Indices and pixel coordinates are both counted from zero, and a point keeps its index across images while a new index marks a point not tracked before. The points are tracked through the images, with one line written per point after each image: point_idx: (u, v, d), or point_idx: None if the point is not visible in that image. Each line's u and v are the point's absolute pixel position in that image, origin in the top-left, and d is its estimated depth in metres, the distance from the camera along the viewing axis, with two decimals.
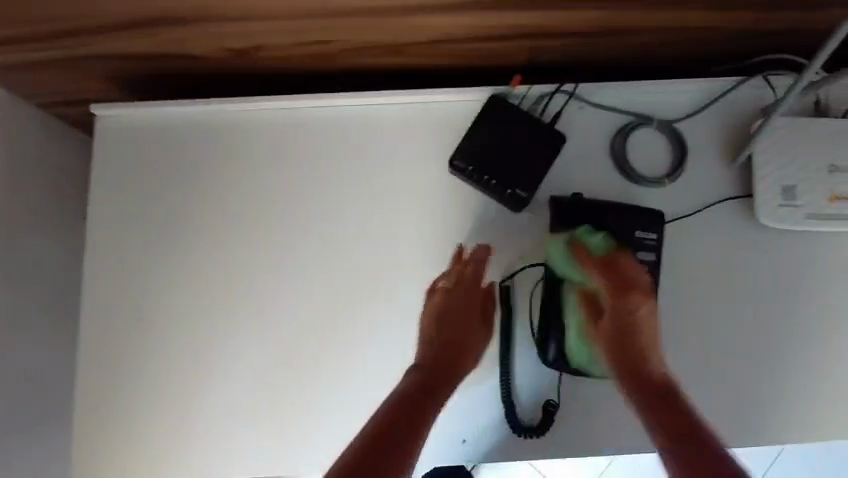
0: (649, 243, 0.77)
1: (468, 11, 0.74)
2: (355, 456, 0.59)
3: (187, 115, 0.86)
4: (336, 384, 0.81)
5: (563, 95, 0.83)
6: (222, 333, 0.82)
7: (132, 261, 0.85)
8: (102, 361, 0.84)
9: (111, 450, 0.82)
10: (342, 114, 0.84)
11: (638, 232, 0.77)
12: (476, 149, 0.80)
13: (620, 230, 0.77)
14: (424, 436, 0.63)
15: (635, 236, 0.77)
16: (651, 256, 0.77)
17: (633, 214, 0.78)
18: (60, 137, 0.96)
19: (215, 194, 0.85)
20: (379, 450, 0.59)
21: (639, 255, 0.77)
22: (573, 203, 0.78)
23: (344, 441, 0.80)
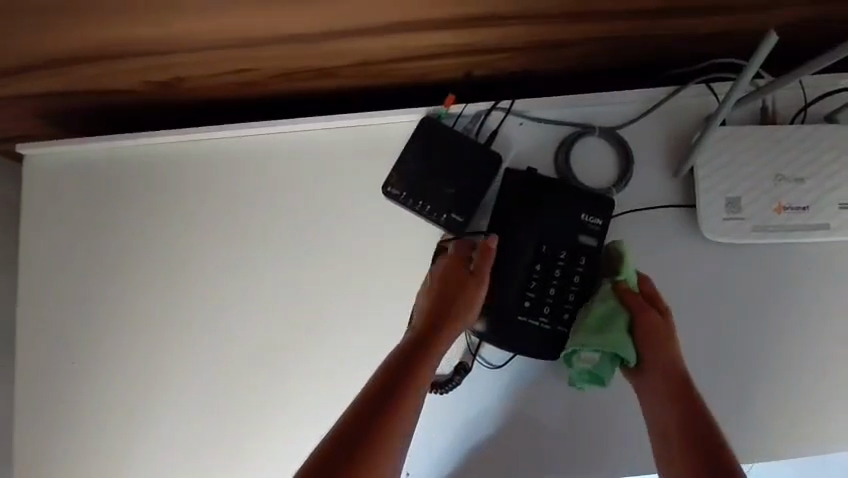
0: (593, 228, 0.75)
1: (395, 32, 0.72)
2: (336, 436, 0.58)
3: (118, 149, 0.84)
4: (285, 415, 0.80)
5: (500, 113, 0.80)
6: (166, 368, 0.81)
7: (71, 299, 0.84)
8: (48, 402, 0.82)
9: None
10: (276, 140, 0.82)
11: (582, 215, 0.75)
12: (408, 174, 0.78)
13: (564, 214, 0.75)
14: (409, 400, 0.62)
15: (579, 219, 0.75)
16: (593, 241, 0.76)
17: (578, 194, 0.76)
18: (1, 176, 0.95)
19: (153, 227, 0.83)
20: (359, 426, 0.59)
21: (581, 238, 0.75)
22: (520, 179, 0.76)
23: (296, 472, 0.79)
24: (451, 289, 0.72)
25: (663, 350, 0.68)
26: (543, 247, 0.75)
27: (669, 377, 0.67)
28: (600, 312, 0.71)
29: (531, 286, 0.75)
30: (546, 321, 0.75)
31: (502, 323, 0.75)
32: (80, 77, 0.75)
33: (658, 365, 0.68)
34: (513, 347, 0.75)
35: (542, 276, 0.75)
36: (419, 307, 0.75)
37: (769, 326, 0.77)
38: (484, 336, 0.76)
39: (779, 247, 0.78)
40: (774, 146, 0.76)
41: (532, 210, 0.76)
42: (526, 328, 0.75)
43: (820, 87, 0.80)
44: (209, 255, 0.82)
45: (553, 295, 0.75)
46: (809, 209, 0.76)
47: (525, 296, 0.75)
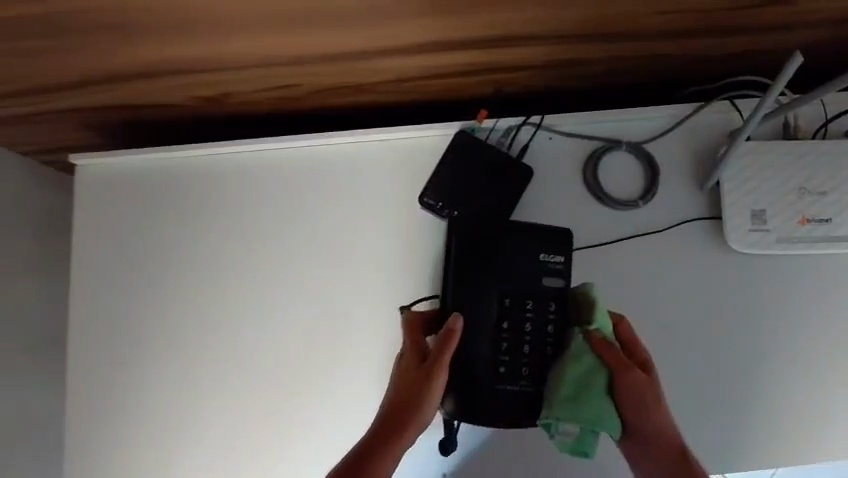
0: (555, 267, 0.71)
1: (432, 51, 0.75)
2: None
3: (169, 162, 0.88)
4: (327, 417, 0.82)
5: (531, 127, 0.83)
6: (206, 370, 0.84)
7: (114, 304, 0.87)
8: (96, 404, 0.85)
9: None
10: (319, 153, 0.86)
11: (542, 255, 0.71)
12: (443, 185, 0.81)
13: (523, 261, 0.70)
14: None
15: (540, 260, 0.71)
16: (558, 281, 0.71)
17: (535, 235, 0.72)
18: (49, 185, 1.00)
19: (201, 237, 0.87)
20: None
21: (546, 282, 0.70)
22: (474, 227, 0.71)
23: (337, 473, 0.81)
24: (409, 385, 0.66)
25: (646, 416, 0.62)
26: (505, 301, 0.70)
27: (661, 442, 0.62)
28: (575, 373, 0.64)
29: (503, 350, 0.69)
30: (527, 384, 0.68)
31: (484, 394, 0.68)
32: (129, 93, 0.79)
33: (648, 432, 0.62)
34: (503, 419, 0.68)
35: (513, 333, 0.69)
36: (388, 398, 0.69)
37: (793, 335, 0.79)
38: (464, 413, 0.68)
39: (803, 258, 0.80)
40: (797, 160, 0.79)
41: (493, 261, 0.70)
42: (509, 393, 0.68)
43: (839, 104, 0.83)
44: (248, 261, 0.86)
45: (529, 354, 0.69)
46: (833, 222, 0.78)
47: (500, 360, 0.69)
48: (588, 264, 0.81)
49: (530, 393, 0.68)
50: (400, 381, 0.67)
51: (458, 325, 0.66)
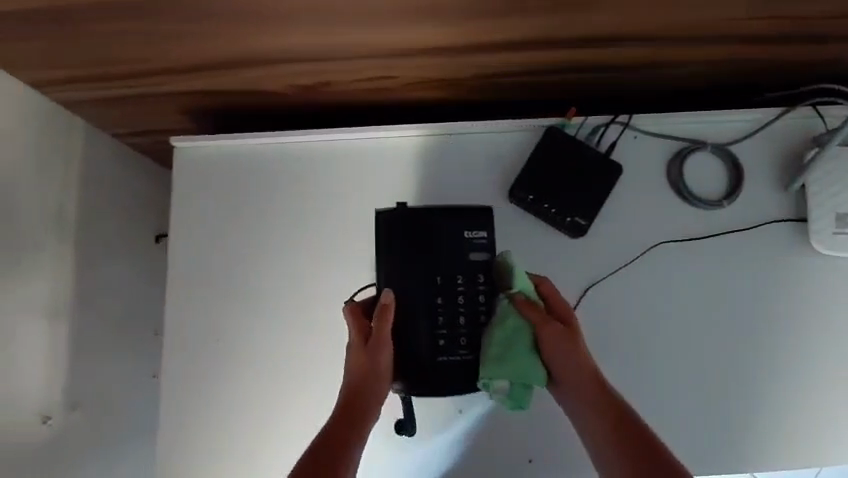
0: (480, 242, 0.76)
1: (532, 50, 0.77)
2: None
3: (262, 147, 0.89)
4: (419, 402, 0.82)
5: (619, 126, 0.85)
6: (303, 357, 0.84)
7: (209, 289, 0.86)
8: (182, 383, 0.84)
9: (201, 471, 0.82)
10: (410, 142, 0.88)
11: (466, 233, 0.76)
12: (535, 178, 0.83)
13: (447, 240, 0.76)
14: None
15: (465, 237, 0.76)
16: (484, 254, 0.76)
17: (459, 214, 0.77)
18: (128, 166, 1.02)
19: (293, 219, 0.87)
20: None
21: (471, 256, 0.76)
22: (402, 215, 0.76)
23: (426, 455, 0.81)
24: (359, 366, 0.71)
25: (567, 354, 0.68)
26: (438, 278, 0.74)
27: (586, 376, 0.67)
28: (503, 334, 0.71)
29: (441, 324, 0.74)
30: (466, 353, 0.73)
31: (428, 369, 0.73)
32: (231, 79, 0.81)
33: (570, 370, 0.67)
34: (455, 387, 0.73)
35: (447, 308, 0.74)
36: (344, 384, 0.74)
37: None
38: (413, 387, 0.73)
39: None
40: None
41: (423, 244, 0.75)
42: (452, 364, 0.73)
43: None
44: (343, 249, 0.86)
45: (465, 325, 0.74)
46: None
47: (438, 334, 0.73)
48: (676, 259, 0.83)
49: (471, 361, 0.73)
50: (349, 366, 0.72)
51: (390, 301, 0.72)
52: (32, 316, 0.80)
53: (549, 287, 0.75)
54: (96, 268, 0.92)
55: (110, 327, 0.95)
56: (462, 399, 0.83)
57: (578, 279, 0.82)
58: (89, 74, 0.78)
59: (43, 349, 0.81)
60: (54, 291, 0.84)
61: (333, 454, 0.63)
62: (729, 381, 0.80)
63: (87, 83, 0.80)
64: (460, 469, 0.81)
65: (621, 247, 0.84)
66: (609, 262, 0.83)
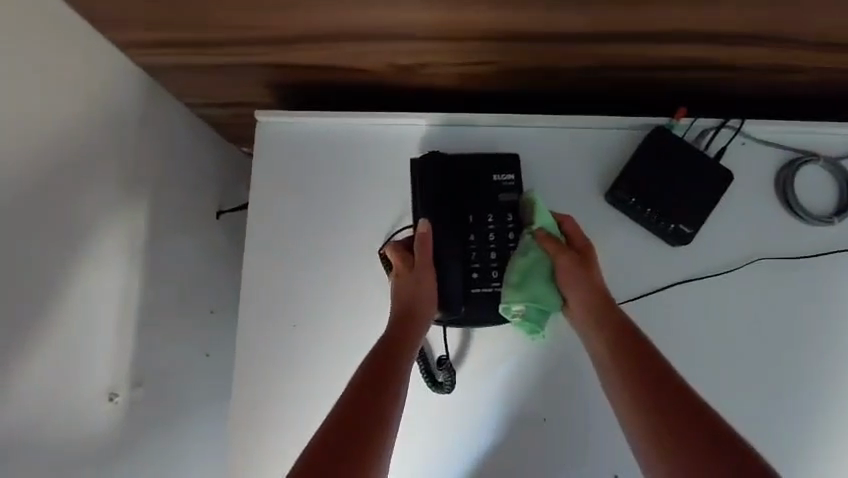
0: (508, 184, 0.80)
1: (654, 44, 0.72)
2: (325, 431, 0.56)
3: (346, 128, 0.84)
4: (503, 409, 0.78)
5: (729, 131, 0.81)
6: None
7: (288, 272, 0.82)
8: (254, 366, 0.80)
9: (272, 459, 0.79)
10: (502, 132, 0.84)
11: (495, 176, 0.80)
12: (639, 179, 0.78)
13: (477, 182, 0.80)
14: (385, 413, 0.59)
15: (493, 180, 0.80)
16: (512, 195, 0.80)
17: (488, 158, 0.81)
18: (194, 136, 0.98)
19: (375, 204, 0.83)
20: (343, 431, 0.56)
21: (501, 197, 0.80)
22: (434, 158, 0.80)
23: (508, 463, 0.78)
24: (404, 291, 0.74)
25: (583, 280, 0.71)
26: (469, 217, 0.79)
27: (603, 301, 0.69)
28: (523, 264, 0.75)
29: (473, 259, 0.78)
30: (498, 285, 0.77)
31: (462, 302, 0.77)
32: (326, 54, 0.77)
33: (584, 294, 0.70)
34: (487, 316, 0.77)
35: (478, 244, 0.78)
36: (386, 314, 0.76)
37: None
38: (448, 314, 0.76)
39: None
40: None
41: (455, 186, 0.79)
42: (486, 296, 0.77)
43: None
44: None
45: (496, 260, 0.77)
46: None
47: (472, 268, 0.78)
48: (780, 274, 0.79)
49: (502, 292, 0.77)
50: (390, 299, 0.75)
51: (427, 230, 0.76)
52: (105, 285, 0.77)
53: (573, 223, 0.77)
54: (163, 240, 0.89)
55: (173, 302, 0.91)
56: (546, 405, 0.79)
57: (674, 288, 0.79)
58: (181, 38, 0.73)
59: (113, 321, 0.78)
60: (125, 260, 0.81)
61: (381, 391, 0.61)
62: (827, 404, 0.77)
63: (175, 48, 0.76)
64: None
65: (722, 258, 0.79)
66: (710, 273, 0.79)
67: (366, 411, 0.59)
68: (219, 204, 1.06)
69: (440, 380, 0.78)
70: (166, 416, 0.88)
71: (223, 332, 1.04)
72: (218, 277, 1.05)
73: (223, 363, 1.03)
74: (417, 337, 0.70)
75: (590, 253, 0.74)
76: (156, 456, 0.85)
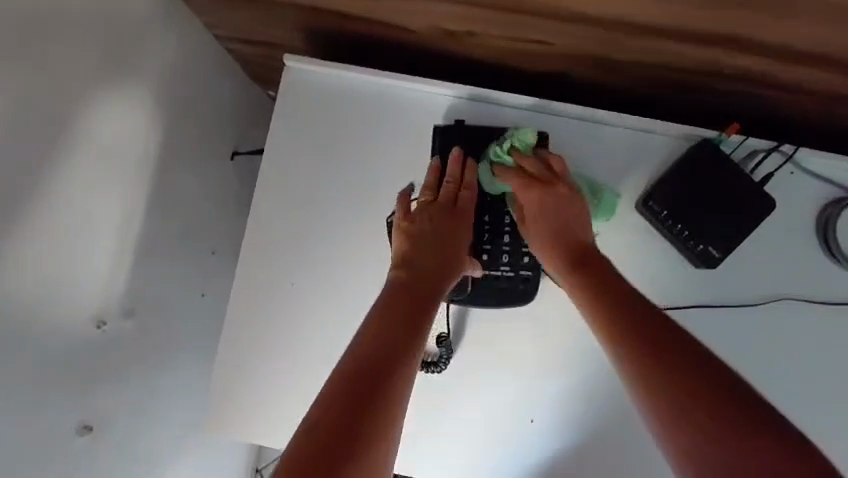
0: None
1: (716, 51, 0.66)
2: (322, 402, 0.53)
3: (375, 86, 0.80)
4: (491, 403, 0.76)
5: (779, 156, 0.76)
6: None
7: (295, 227, 0.78)
8: (244, 317, 0.78)
9: (252, 410, 0.78)
10: (538, 116, 0.78)
11: None
12: (675, 192, 0.74)
13: None
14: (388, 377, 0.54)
15: None
16: None
17: None
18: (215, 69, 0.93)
19: (391, 171, 0.79)
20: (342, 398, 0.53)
21: None
22: (459, 128, 0.76)
23: (487, 457, 0.76)
24: (455, 244, 0.68)
25: (549, 216, 0.70)
26: (488, 194, 0.75)
27: (569, 237, 0.68)
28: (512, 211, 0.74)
29: (486, 239, 0.74)
30: (507, 269, 0.74)
31: (467, 281, 0.73)
32: (366, 5, 0.72)
33: (559, 228, 0.69)
34: (491, 299, 0.74)
35: (493, 225, 0.74)
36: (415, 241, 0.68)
37: None
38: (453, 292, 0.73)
39: None
40: None
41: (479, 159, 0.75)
42: (491, 282, 0.74)
43: None
44: None
45: (510, 243, 0.74)
46: None
47: (482, 249, 0.74)
48: (802, 315, 0.75)
49: (510, 276, 0.74)
50: (431, 231, 0.68)
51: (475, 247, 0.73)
52: (105, 210, 0.74)
53: (536, 162, 0.71)
54: (171, 173, 0.86)
55: (175, 237, 0.89)
56: (535, 406, 0.76)
57: (688, 311, 0.75)
58: None
59: (109, 249, 0.76)
60: (130, 188, 0.78)
61: (367, 378, 0.54)
62: (824, 453, 0.74)
63: None
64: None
65: (746, 289, 0.75)
66: (730, 302, 0.75)
67: (348, 404, 0.52)
68: (234, 143, 1.03)
69: (434, 359, 0.75)
70: (153, 349, 0.86)
71: (220, 274, 1.02)
72: (224, 219, 1.02)
73: (216, 307, 1.01)
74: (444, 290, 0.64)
75: (575, 209, 0.69)
76: (137, 387, 0.83)
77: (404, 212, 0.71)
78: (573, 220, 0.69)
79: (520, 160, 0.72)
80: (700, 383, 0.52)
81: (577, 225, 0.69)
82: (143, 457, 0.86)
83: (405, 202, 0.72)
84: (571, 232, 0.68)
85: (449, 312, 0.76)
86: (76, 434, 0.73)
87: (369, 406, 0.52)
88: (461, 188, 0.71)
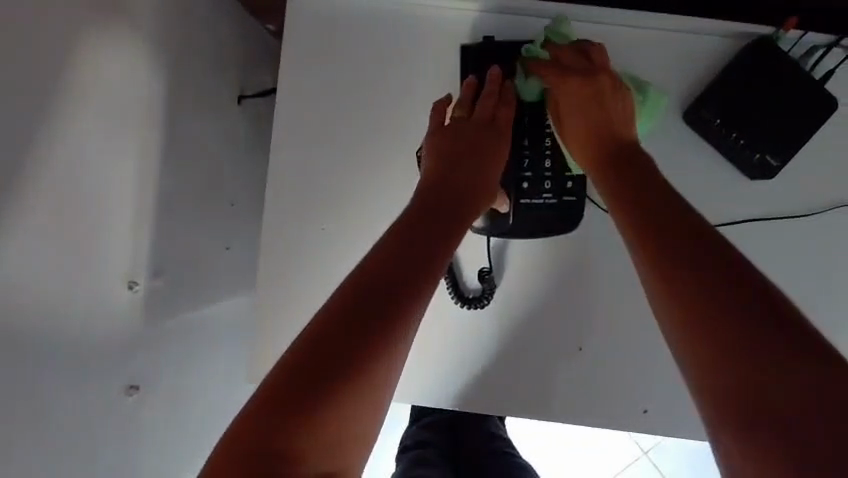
0: None
1: None
2: (320, 320, 0.48)
3: (389, 6, 0.72)
4: (539, 337, 0.73)
5: (841, 51, 0.70)
6: None
7: (322, 169, 0.74)
8: (274, 268, 0.74)
9: None
10: (572, 25, 0.71)
11: None
12: (729, 98, 0.68)
13: None
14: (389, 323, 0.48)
15: None
16: None
17: None
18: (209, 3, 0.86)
19: (415, 100, 0.73)
20: (338, 320, 0.47)
21: None
22: (485, 48, 0.70)
23: (539, 392, 0.73)
24: (481, 172, 0.63)
25: (591, 97, 0.64)
26: (524, 119, 0.69)
27: (614, 133, 0.62)
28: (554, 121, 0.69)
29: (525, 166, 0.69)
30: (550, 197, 0.70)
31: (510, 212, 0.69)
32: None
33: (593, 126, 0.63)
34: (535, 230, 0.71)
35: (532, 150, 0.69)
36: (440, 165, 0.63)
37: None
38: (495, 225, 0.70)
39: None
40: None
41: (512, 79, 0.70)
42: (534, 211, 0.70)
43: None
44: None
45: (551, 169, 0.69)
46: None
47: (523, 177, 0.69)
48: None
49: (553, 204, 0.69)
50: (455, 152, 0.63)
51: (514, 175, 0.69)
52: (117, 165, 0.70)
53: (573, 50, 0.67)
54: (179, 121, 0.80)
55: (192, 189, 0.85)
56: (584, 334, 0.73)
57: (742, 225, 0.71)
58: None
59: (128, 207, 0.72)
60: (143, 140, 0.74)
61: (367, 311, 0.48)
62: None
63: None
64: (574, 410, 0.74)
65: (802, 196, 0.71)
66: (785, 211, 0.71)
67: (345, 332, 0.47)
68: (240, 88, 0.96)
69: (475, 297, 0.72)
70: (184, 307, 0.84)
71: (241, 227, 0.98)
72: (240, 168, 0.97)
73: (242, 260, 0.98)
74: (458, 232, 0.58)
75: (617, 101, 0.64)
76: (173, 345, 0.82)
77: (438, 127, 0.66)
78: (617, 117, 0.64)
79: (555, 51, 0.67)
80: (738, 313, 0.45)
81: (621, 121, 0.64)
82: (187, 413, 0.86)
83: (439, 115, 0.67)
84: (614, 124, 0.63)
85: (490, 247, 0.73)
86: (123, 395, 0.72)
87: (361, 351, 0.46)
88: (498, 107, 0.66)
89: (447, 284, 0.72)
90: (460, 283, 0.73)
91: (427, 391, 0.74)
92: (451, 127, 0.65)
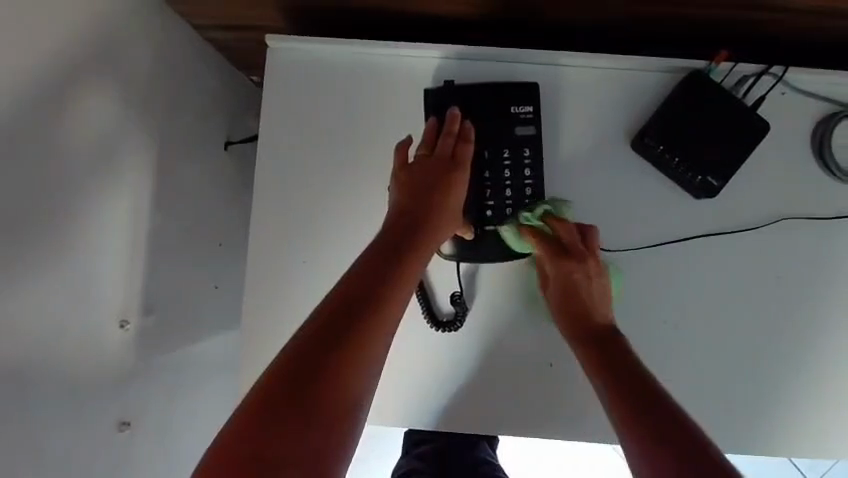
0: (524, 117, 0.76)
1: None
2: (299, 339, 0.52)
3: (357, 56, 0.80)
4: (511, 357, 0.77)
5: (770, 78, 0.76)
6: None
7: (303, 206, 0.79)
8: (257, 303, 0.79)
9: None
10: (526, 65, 0.78)
11: (511, 108, 0.76)
12: (669, 127, 0.74)
13: (493, 115, 0.76)
14: (364, 339, 0.54)
15: (509, 112, 0.76)
16: (530, 130, 0.76)
17: (502, 90, 0.77)
18: (197, 59, 0.94)
19: (385, 139, 0.79)
20: (315, 338, 0.52)
21: (517, 131, 0.76)
22: (446, 89, 0.77)
23: (513, 411, 0.77)
24: (443, 204, 0.69)
25: (580, 290, 0.72)
26: (484, 152, 0.75)
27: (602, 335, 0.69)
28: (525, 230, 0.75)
29: (487, 196, 0.75)
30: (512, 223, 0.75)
31: (475, 238, 0.75)
32: None
33: (580, 286, 0.72)
34: (501, 253, 0.76)
35: (494, 180, 0.75)
36: (405, 197, 0.68)
37: None
38: (463, 251, 0.75)
39: None
40: None
41: (471, 117, 0.76)
42: (497, 235, 0.75)
43: None
44: None
45: (512, 197, 0.75)
46: None
47: (485, 206, 0.75)
48: (801, 230, 0.77)
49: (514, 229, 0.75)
50: (419, 186, 0.69)
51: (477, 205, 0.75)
52: (112, 211, 0.75)
53: (571, 230, 0.73)
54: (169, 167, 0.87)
55: (181, 231, 0.90)
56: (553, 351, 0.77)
57: (694, 242, 0.76)
58: None
59: (122, 249, 0.77)
60: (136, 187, 0.79)
61: (344, 329, 0.53)
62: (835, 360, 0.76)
63: None
64: (550, 426, 0.77)
65: (747, 213, 0.76)
66: (732, 227, 0.76)
67: (325, 349, 0.51)
68: (227, 134, 1.04)
69: (448, 319, 0.77)
70: (175, 343, 0.88)
71: (229, 265, 1.03)
72: (226, 209, 1.03)
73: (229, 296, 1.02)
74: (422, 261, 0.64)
75: (597, 284, 0.72)
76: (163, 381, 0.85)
77: (402, 163, 0.71)
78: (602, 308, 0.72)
79: (555, 226, 0.73)
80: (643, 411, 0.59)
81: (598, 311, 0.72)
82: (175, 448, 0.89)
83: (403, 154, 0.72)
84: (584, 306, 0.71)
85: (460, 272, 0.77)
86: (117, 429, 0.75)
87: (339, 367, 0.51)
88: (458, 143, 0.72)
89: (421, 309, 0.76)
90: (434, 307, 0.77)
91: (406, 412, 0.77)
92: (414, 162, 0.71)
